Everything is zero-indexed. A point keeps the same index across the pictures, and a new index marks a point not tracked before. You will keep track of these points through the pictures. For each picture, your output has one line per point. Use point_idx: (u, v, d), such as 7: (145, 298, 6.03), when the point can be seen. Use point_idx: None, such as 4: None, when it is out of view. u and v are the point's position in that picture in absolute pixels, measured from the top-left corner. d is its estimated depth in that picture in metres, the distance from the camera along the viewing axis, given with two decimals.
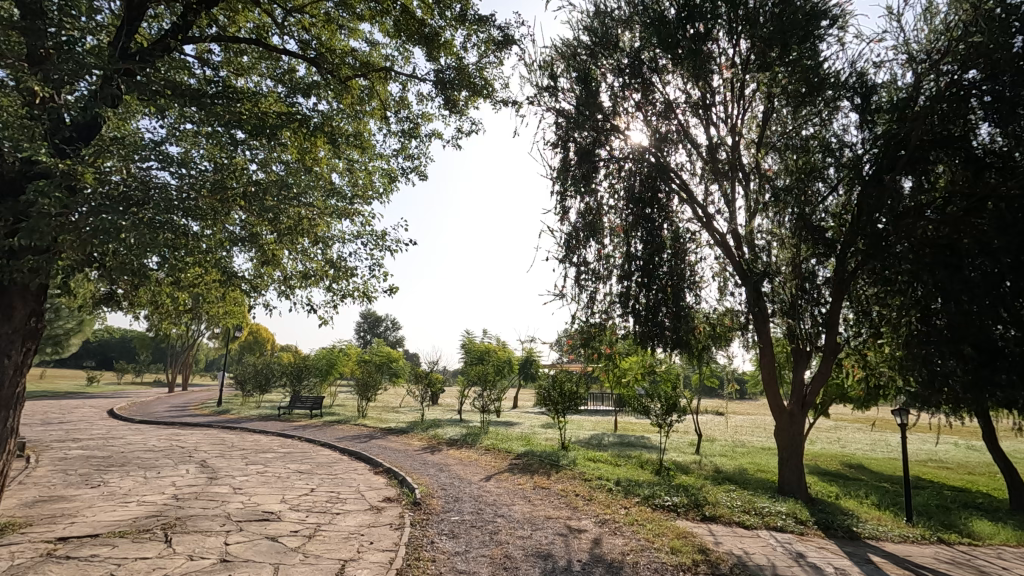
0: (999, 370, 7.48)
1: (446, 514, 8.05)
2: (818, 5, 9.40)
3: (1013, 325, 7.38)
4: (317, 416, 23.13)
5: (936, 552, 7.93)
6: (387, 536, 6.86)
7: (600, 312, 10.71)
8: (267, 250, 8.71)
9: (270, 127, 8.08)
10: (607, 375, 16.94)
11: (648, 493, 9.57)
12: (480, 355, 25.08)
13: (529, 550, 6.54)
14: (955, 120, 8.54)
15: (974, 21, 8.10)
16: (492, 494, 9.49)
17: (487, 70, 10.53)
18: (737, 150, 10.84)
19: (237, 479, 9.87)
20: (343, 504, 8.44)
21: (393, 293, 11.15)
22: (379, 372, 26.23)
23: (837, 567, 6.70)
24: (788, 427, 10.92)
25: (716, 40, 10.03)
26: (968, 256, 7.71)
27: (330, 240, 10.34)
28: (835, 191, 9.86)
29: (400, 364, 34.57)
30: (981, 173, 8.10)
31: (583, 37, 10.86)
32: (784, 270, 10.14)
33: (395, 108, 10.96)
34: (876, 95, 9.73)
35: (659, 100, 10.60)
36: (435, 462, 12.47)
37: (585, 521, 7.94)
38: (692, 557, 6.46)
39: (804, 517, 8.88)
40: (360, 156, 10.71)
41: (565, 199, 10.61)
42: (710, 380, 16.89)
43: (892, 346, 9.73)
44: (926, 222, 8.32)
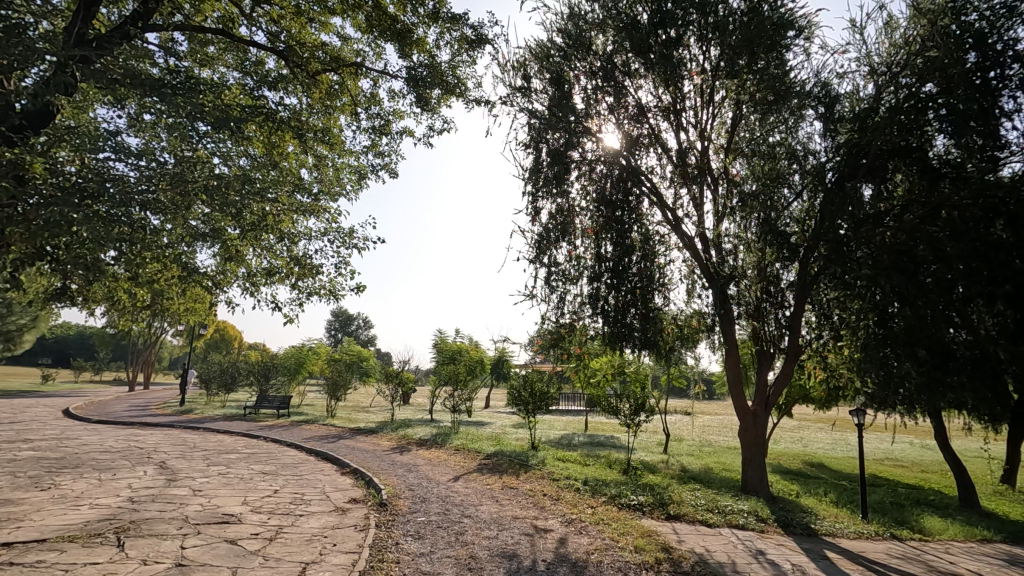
0: (949, 372, 7.78)
1: (413, 514, 7.99)
2: (785, 15, 9.64)
3: (965, 328, 7.79)
4: (284, 416, 22.69)
5: (888, 549, 8.20)
6: (352, 538, 6.76)
7: (570, 313, 10.77)
8: (230, 245, 8.50)
9: (235, 119, 7.84)
10: (577, 375, 17.06)
11: (614, 492, 9.67)
12: (452, 354, 24.97)
13: (495, 550, 6.56)
14: (912, 131, 8.76)
15: (930, 36, 8.47)
16: (459, 494, 9.46)
17: (460, 69, 10.50)
18: (706, 155, 11.02)
19: (198, 481, 9.62)
20: (307, 506, 8.29)
21: (361, 292, 11.05)
22: (350, 371, 25.86)
23: (794, 564, 6.88)
24: (752, 427, 11.09)
25: (687, 46, 10.21)
26: (925, 261, 8.06)
27: (297, 237, 10.15)
28: (800, 197, 9.98)
29: (372, 364, 34.21)
30: (936, 183, 8.47)
31: (557, 38, 10.89)
32: (750, 274, 10.49)
33: (365, 104, 10.81)
34: (840, 104, 9.94)
35: (631, 104, 10.70)
36: (404, 463, 12.36)
37: (551, 521, 7.99)
38: (655, 556, 6.56)
39: (764, 515, 9.09)
40: (329, 152, 10.53)
41: (537, 200, 10.65)
42: (679, 380, 17.17)
43: (851, 348, 10.04)
44: (884, 230, 8.73)
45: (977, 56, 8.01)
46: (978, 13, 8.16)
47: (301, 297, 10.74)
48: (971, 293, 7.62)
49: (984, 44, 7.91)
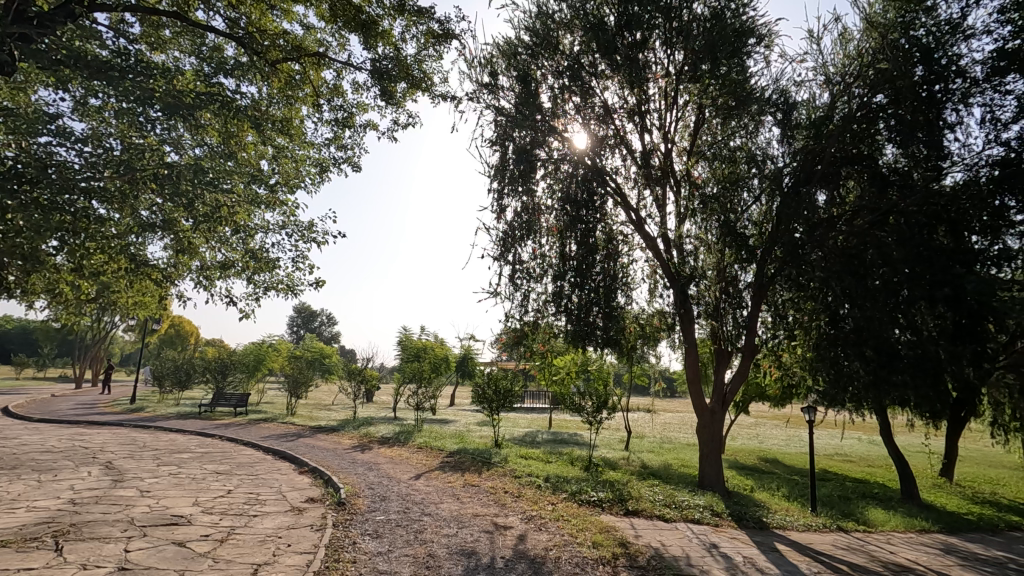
0: (895, 371, 8.19)
1: (371, 513, 7.89)
2: (746, 23, 9.90)
3: (909, 330, 8.12)
4: (242, 414, 22.06)
5: (834, 540, 8.52)
6: (306, 539, 6.62)
7: (533, 311, 10.79)
8: (183, 237, 8.18)
9: (186, 107, 7.49)
10: (541, 373, 17.15)
11: (574, 489, 9.75)
12: (417, 352, 24.73)
13: (453, 548, 6.51)
14: (863, 140, 9.30)
15: (881, 49, 8.86)
16: (420, 492, 9.38)
17: (426, 63, 10.37)
18: (669, 157, 11.21)
19: (146, 481, 9.26)
20: (262, 506, 8.09)
21: (322, 288, 10.84)
22: (312, 368, 25.34)
23: (745, 556, 7.06)
24: (709, 424, 11.33)
25: (653, 49, 10.36)
26: (874, 266, 8.36)
27: (254, 229, 9.86)
28: (758, 200, 10.16)
29: (334, 361, 33.62)
30: (885, 190, 8.80)
31: (524, 36, 10.90)
32: (709, 275, 10.80)
33: (328, 96, 10.58)
34: (797, 111, 10.24)
35: (598, 105, 10.79)
36: (365, 461, 12.17)
37: (511, 518, 8.00)
38: (612, 550, 6.65)
39: (719, 509, 9.34)
40: (290, 143, 10.28)
41: (502, 198, 10.65)
42: (640, 378, 17.48)
43: (805, 347, 10.41)
44: (836, 234, 9.12)
45: (923, 70, 8.38)
46: (926, 29, 8.60)
47: (257, 291, 10.46)
48: (915, 297, 7.93)
49: (930, 59, 8.31)
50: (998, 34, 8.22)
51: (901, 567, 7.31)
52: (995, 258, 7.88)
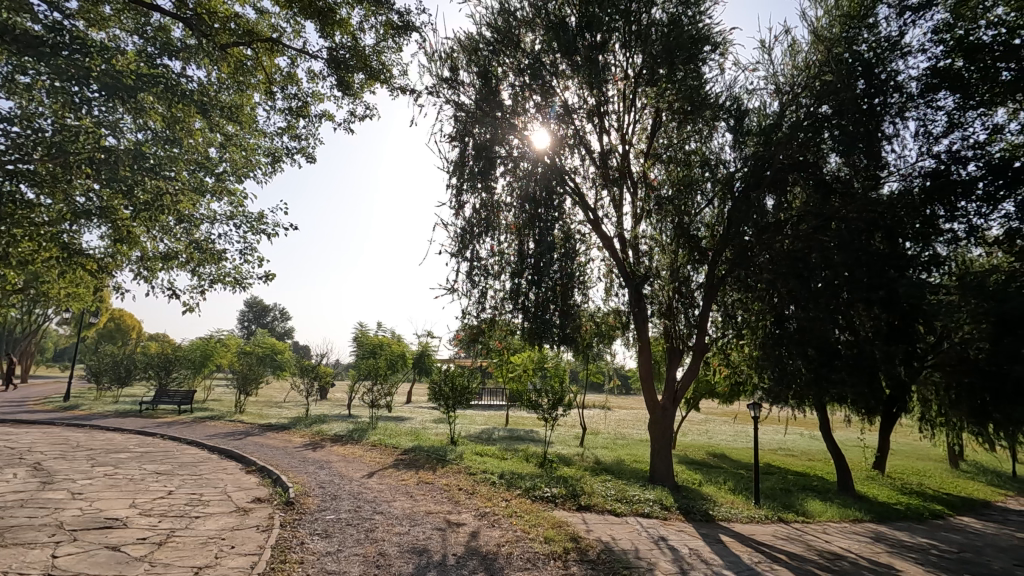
0: (834, 368, 8.59)
1: (321, 512, 7.71)
2: (702, 30, 10.14)
3: (847, 329, 8.66)
4: (186, 412, 21.14)
5: (774, 531, 8.89)
6: (252, 539, 6.42)
7: (490, 308, 10.77)
8: (122, 226, 7.78)
9: (126, 89, 7.11)
10: (498, 371, 17.13)
11: (528, 485, 9.82)
12: (373, 348, 24.33)
13: (404, 546, 6.44)
14: (809, 147, 9.62)
15: (827, 61, 9.32)
16: (372, 490, 9.25)
17: (385, 55, 10.18)
18: (627, 158, 11.40)
19: (78, 482, 8.77)
20: (204, 507, 7.78)
21: (272, 282, 10.53)
22: (262, 364, 24.54)
23: (691, 548, 7.28)
24: (661, 420, 11.58)
25: (613, 52, 10.52)
26: (817, 269, 8.66)
27: (199, 219, 9.44)
28: (711, 204, 10.53)
29: (287, 358, 32.71)
30: (828, 197, 9.24)
31: (486, 33, 10.85)
32: (663, 275, 10.96)
33: (281, 83, 10.24)
34: (748, 118, 10.58)
35: (558, 104, 10.86)
36: (316, 460, 11.87)
37: (465, 515, 7.98)
38: (564, 545, 6.74)
39: (668, 503, 9.60)
40: (241, 131, 9.91)
41: (461, 194, 10.58)
42: (596, 375, 17.74)
43: (752, 347, 10.80)
44: (783, 238, 9.34)
45: (865, 83, 8.83)
46: (868, 44, 9.13)
47: (202, 284, 10.06)
48: (853, 299, 8.35)
49: (870, 74, 8.76)
50: (932, 52, 8.74)
51: (834, 555, 7.70)
52: (925, 263, 8.39)
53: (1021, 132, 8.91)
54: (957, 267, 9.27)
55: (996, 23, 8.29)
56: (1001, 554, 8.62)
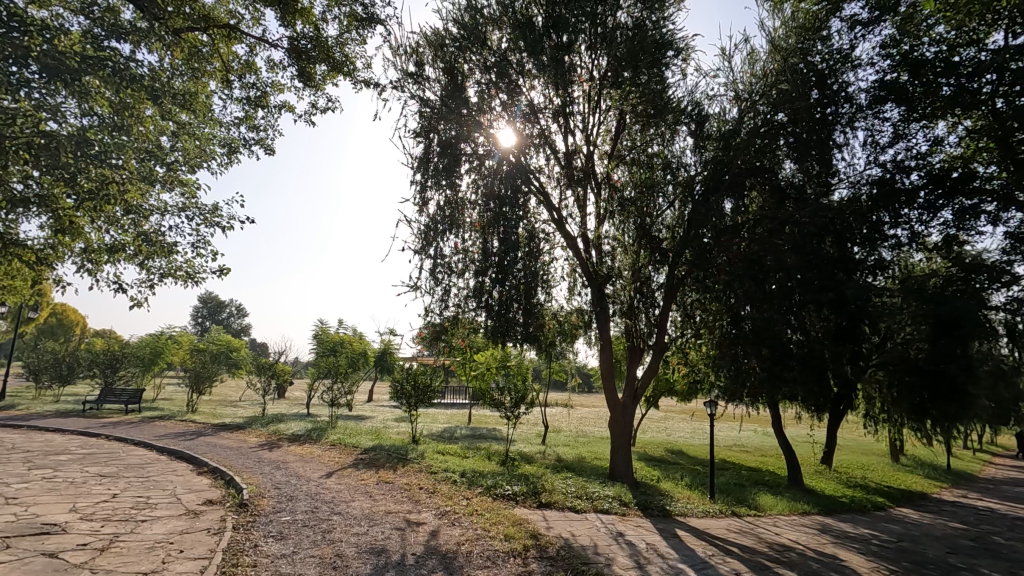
0: (787, 367, 8.87)
1: (276, 514, 7.51)
2: (665, 35, 10.33)
3: (800, 330, 8.88)
4: (133, 411, 20.24)
5: (728, 524, 9.17)
6: (202, 543, 6.20)
7: (453, 306, 10.71)
8: (64, 216, 7.37)
9: (70, 71, 6.75)
10: (461, 369, 17.05)
11: (490, 483, 9.83)
12: (334, 346, 23.86)
13: (363, 546, 6.35)
14: (766, 154, 9.94)
15: (783, 71, 9.63)
16: (331, 491, 9.06)
17: (348, 47, 9.97)
18: (591, 159, 11.52)
19: (12, 486, 8.29)
20: (152, 510, 7.47)
21: (227, 277, 10.18)
22: (216, 362, 23.72)
23: (648, 543, 7.44)
24: (621, 418, 11.77)
25: (579, 53, 10.61)
26: (772, 271, 8.92)
27: (148, 210, 9.04)
28: (671, 206, 10.72)
29: (243, 355, 31.76)
30: (782, 202, 9.59)
31: (452, 28, 10.76)
32: (625, 275, 11.18)
33: (239, 72, 9.92)
34: (709, 123, 10.85)
35: (524, 103, 10.87)
36: (272, 460, 11.57)
37: (425, 514, 7.93)
38: (523, 542, 6.77)
39: (626, 499, 9.77)
40: (195, 120, 9.55)
41: (425, 190, 10.47)
42: (559, 374, 17.90)
43: (709, 346, 11.12)
44: (740, 241, 9.61)
45: (818, 94, 9.21)
46: (822, 56, 9.51)
47: (152, 278, 9.65)
48: (805, 301, 8.67)
49: (824, 84, 9.16)
50: (880, 66, 9.13)
51: (783, 547, 8.00)
52: (871, 267, 8.76)
53: (959, 145, 9.45)
54: (900, 272, 9.72)
55: (938, 40, 8.79)
56: (935, 543, 9.12)
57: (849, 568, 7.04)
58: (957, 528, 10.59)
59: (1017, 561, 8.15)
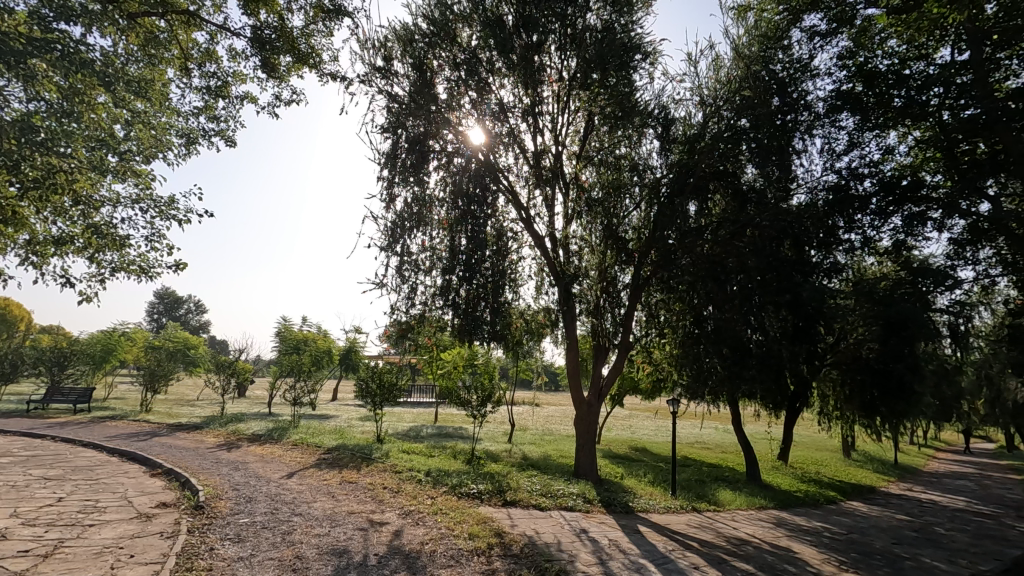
0: (747, 366, 9.19)
1: (234, 516, 7.31)
2: (634, 39, 10.47)
3: (760, 331, 9.16)
4: (82, 412, 19.35)
5: (688, 520, 9.39)
6: (154, 547, 5.99)
7: (420, 304, 10.62)
8: (5, 206, 6.99)
9: (13, 53, 6.39)
10: (427, 367, 16.91)
11: (455, 482, 9.79)
12: (297, 344, 23.32)
13: (324, 547, 6.24)
14: (729, 158, 10.11)
15: (745, 77, 9.84)
16: (291, 492, 8.87)
17: (314, 39, 9.75)
18: (559, 159, 11.59)
19: None
20: (101, 513, 7.17)
21: (183, 272, 9.82)
22: (172, 360, 22.87)
23: (611, 539, 7.54)
24: (586, 416, 11.88)
25: (549, 54, 10.66)
26: (733, 272, 9.22)
27: (99, 202, 8.65)
28: (638, 207, 10.84)
29: (201, 353, 30.77)
30: (744, 206, 9.81)
31: (421, 24, 10.66)
32: (592, 275, 11.13)
33: (199, 60, 9.59)
34: (674, 127, 10.96)
35: (494, 102, 10.85)
36: (230, 461, 11.26)
37: (389, 514, 7.84)
38: (488, 540, 6.78)
39: (591, 496, 9.89)
40: (151, 109, 9.20)
41: (392, 186, 10.33)
42: (526, 372, 17.94)
43: (673, 345, 11.39)
44: (704, 242, 9.78)
45: (780, 101, 9.53)
46: (783, 64, 9.83)
47: (102, 272, 9.24)
48: (764, 301, 8.99)
49: (784, 92, 9.48)
50: (837, 76, 9.50)
51: (740, 541, 8.23)
52: (826, 270, 9.12)
53: (909, 153, 9.88)
54: (853, 275, 10.12)
55: (891, 53, 9.19)
56: (882, 534, 9.54)
57: (801, 560, 7.29)
58: (902, 519, 11.11)
59: (956, 550, 8.59)
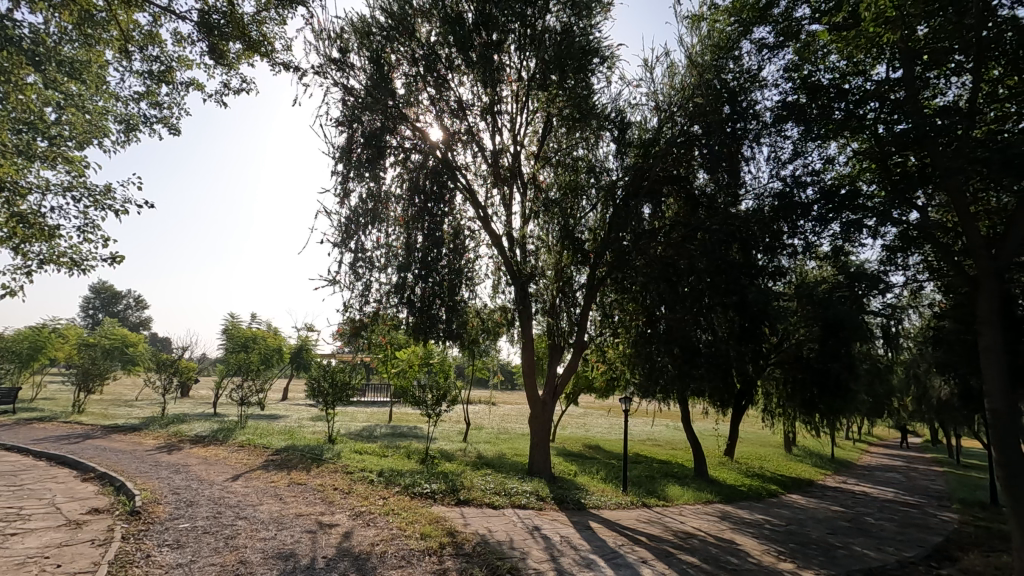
0: (697, 365, 9.52)
1: (173, 521, 7.00)
2: (593, 43, 10.62)
3: (709, 331, 9.55)
4: (6, 413, 18.10)
5: (638, 515, 9.62)
6: (84, 556, 5.66)
7: (374, 302, 10.43)
8: None
9: None
10: (381, 366, 16.64)
11: (408, 482, 9.66)
12: (245, 342, 22.48)
13: (269, 551, 6.06)
14: (682, 163, 10.54)
15: (699, 86, 10.22)
16: (236, 495, 8.56)
17: (266, 26, 9.41)
18: (517, 159, 11.62)
19: None
20: (24, 522, 6.72)
21: (120, 265, 9.31)
22: (108, 358, 21.68)
23: (562, 536, 7.62)
24: (541, 414, 11.95)
25: (509, 53, 10.68)
26: (685, 274, 9.46)
27: (26, 188, 8.09)
28: (594, 208, 11.01)
29: (141, 351, 29.29)
30: (695, 209, 10.29)
31: (380, 17, 10.48)
32: (548, 275, 11.49)
33: (140, 42, 9.10)
34: (631, 131, 11.10)
35: (452, 99, 10.78)
36: (171, 464, 10.77)
37: (338, 516, 7.67)
38: (439, 540, 6.74)
39: (544, 494, 9.99)
40: (86, 92, 8.68)
41: (347, 181, 10.12)
42: (482, 371, 17.92)
43: (625, 344, 11.65)
44: (657, 244, 10.07)
45: (730, 109, 9.75)
46: (734, 74, 10.13)
47: (28, 264, 8.64)
48: (714, 302, 9.39)
49: (734, 100, 9.68)
50: (782, 88, 9.96)
51: (686, 534, 8.50)
52: (771, 273, 9.74)
53: (847, 164, 10.40)
54: (796, 278, 10.54)
55: (831, 69, 9.64)
56: (818, 525, 10.02)
57: (743, 551, 7.58)
58: (837, 511, 11.71)
59: (884, 538, 9.14)
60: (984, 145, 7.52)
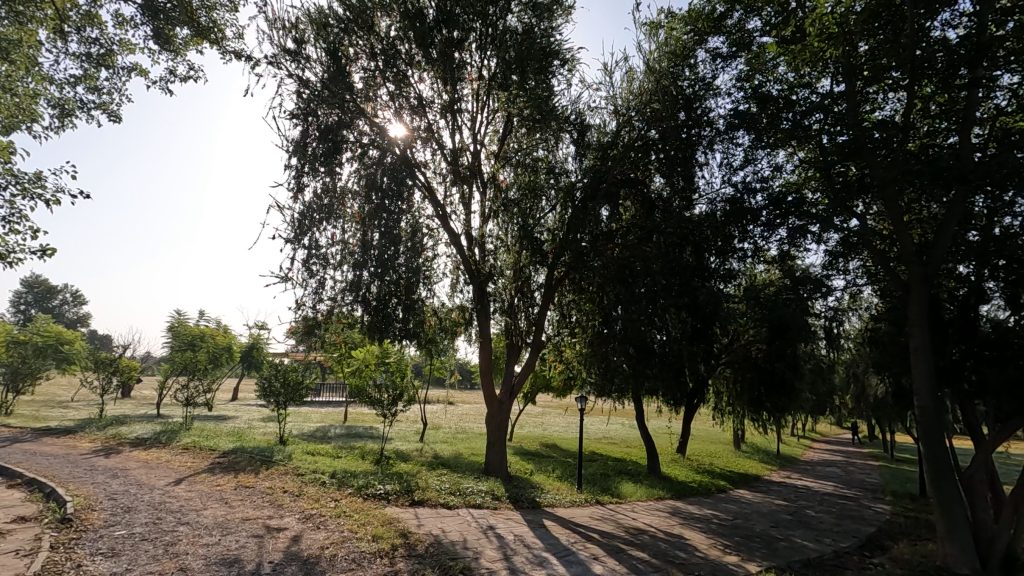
0: (650, 365, 9.96)
1: (108, 528, 6.65)
2: (553, 45, 10.68)
3: (664, 332, 9.88)
4: None
5: (591, 512, 9.76)
6: (6, 568, 5.31)
7: (328, 300, 10.19)
8: None
9: None
10: (337, 366, 16.30)
11: (361, 482, 9.52)
12: (192, 340, 21.61)
13: (212, 558, 5.83)
14: (639, 165, 10.78)
15: (656, 91, 10.39)
16: (178, 499, 8.21)
17: (216, 12, 9.05)
18: (477, 158, 11.58)
19: None
20: None
21: (51, 258, 8.76)
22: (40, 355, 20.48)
23: (516, 535, 7.65)
24: (497, 414, 11.89)
25: (470, 52, 10.62)
26: (640, 276, 9.69)
27: None
28: (553, 209, 10.97)
29: (78, 348, 27.79)
30: (650, 212, 10.52)
31: (337, 8, 10.26)
32: (507, 274, 11.45)
33: (78, 23, 8.61)
34: (590, 133, 11.23)
35: (412, 96, 10.65)
36: (108, 468, 10.23)
37: (287, 519, 7.47)
38: (392, 542, 6.65)
39: (499, 493, 9.99)
40: (16, 72, 8.13)
41: (301, 176, 9.83)
42: (440, 370, 17.80)
43: (581, 344, 11.81)
44: (614, 245, 10.30)
45: (685, 115, 10.03)
46: (690, 81, 10.34)
47: None
48: (668, 304, 9.58)
49: (690, 108, 9.98)
50: (735, 96, 10.24)
51: (638, 530, 8.68)
52: (722, 275, 9.80)
53: (794, 171, 10.84)
54: (746, 280, 10.95)
55: (780, 80, 9.99)
56: (762, 518, 10.43)
57: (691, 546, 7.81)
58: (780, 504, 12.21)
59: (822, 530, 9.60)
60: (915, 157, 8.05)
